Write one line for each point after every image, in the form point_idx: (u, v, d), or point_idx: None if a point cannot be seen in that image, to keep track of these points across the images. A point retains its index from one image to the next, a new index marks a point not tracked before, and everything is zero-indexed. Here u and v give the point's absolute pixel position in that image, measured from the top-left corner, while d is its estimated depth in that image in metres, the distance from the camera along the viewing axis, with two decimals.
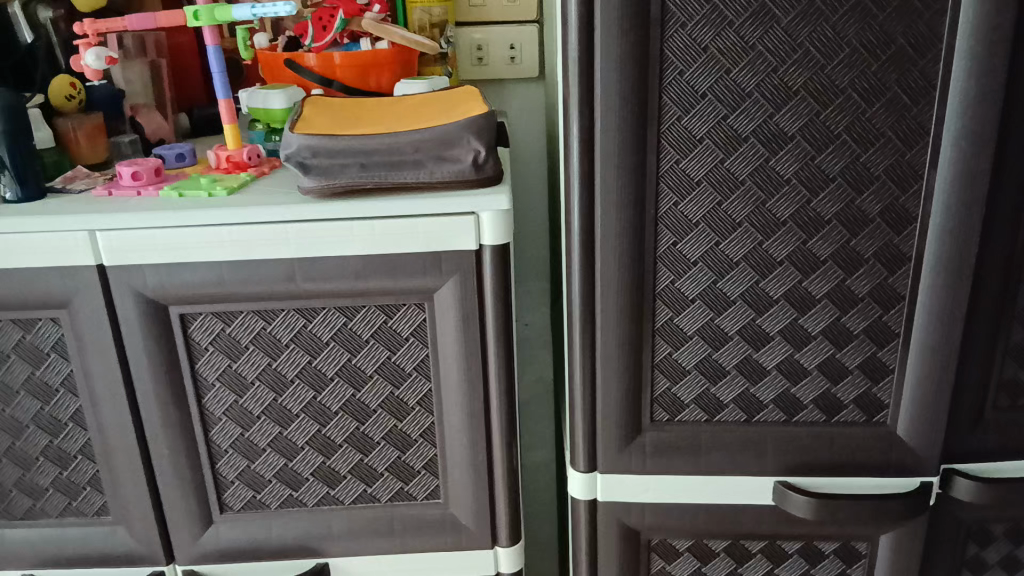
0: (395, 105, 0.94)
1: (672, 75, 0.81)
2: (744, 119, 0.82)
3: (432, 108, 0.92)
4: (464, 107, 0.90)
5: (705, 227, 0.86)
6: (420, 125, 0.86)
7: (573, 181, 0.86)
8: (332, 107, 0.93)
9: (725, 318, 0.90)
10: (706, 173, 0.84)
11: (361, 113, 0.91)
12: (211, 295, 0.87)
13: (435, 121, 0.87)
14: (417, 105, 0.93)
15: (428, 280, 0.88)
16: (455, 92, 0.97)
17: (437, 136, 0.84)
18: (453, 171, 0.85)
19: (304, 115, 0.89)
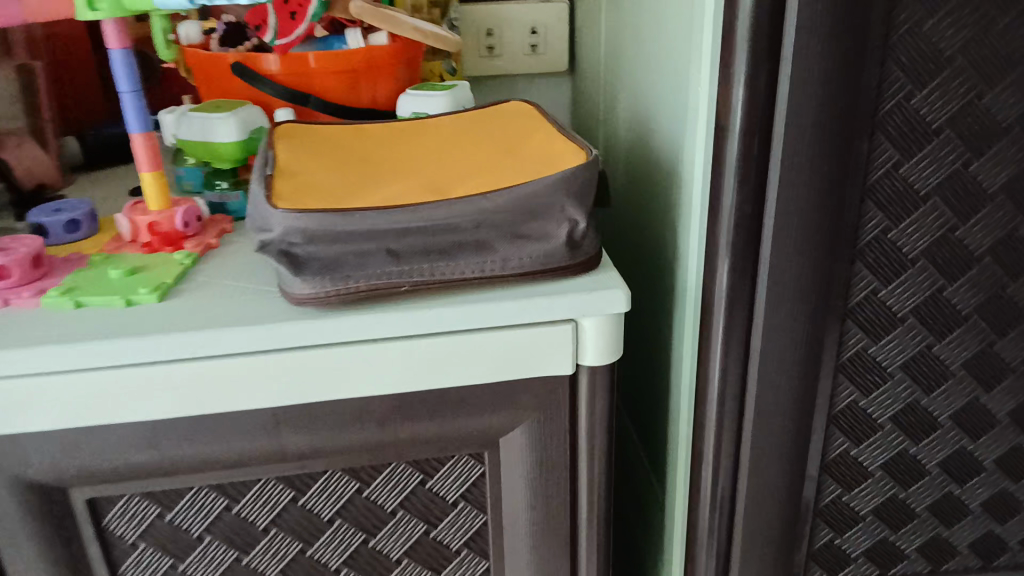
0: (420, 141, 0.61)
1: (892, 100, 0.51)
2: (994, 167, 0.53)
3: (485, 145, 0.59)
4: (538, 146, 0.58)
5: (915, 323, 0.57)
6: (485, 183, 0.53)
7: (716, 266, 0.55)
8: (318, 147, 0.59)
9: (926, 447, 0.62)
10: (927, 246, 0.55)
11: (371, 158, 0.58)
12: (140, 471, 0.53)
13: (507, 173, 0.54)
14: (457, 141, 0.60)
15: (495, 421, 0.56)
16: (504, 116, 0.64)
17: (518, 204, 0.51)
18: (539, 255, 0.53)
19: (279, 167, 0.55)
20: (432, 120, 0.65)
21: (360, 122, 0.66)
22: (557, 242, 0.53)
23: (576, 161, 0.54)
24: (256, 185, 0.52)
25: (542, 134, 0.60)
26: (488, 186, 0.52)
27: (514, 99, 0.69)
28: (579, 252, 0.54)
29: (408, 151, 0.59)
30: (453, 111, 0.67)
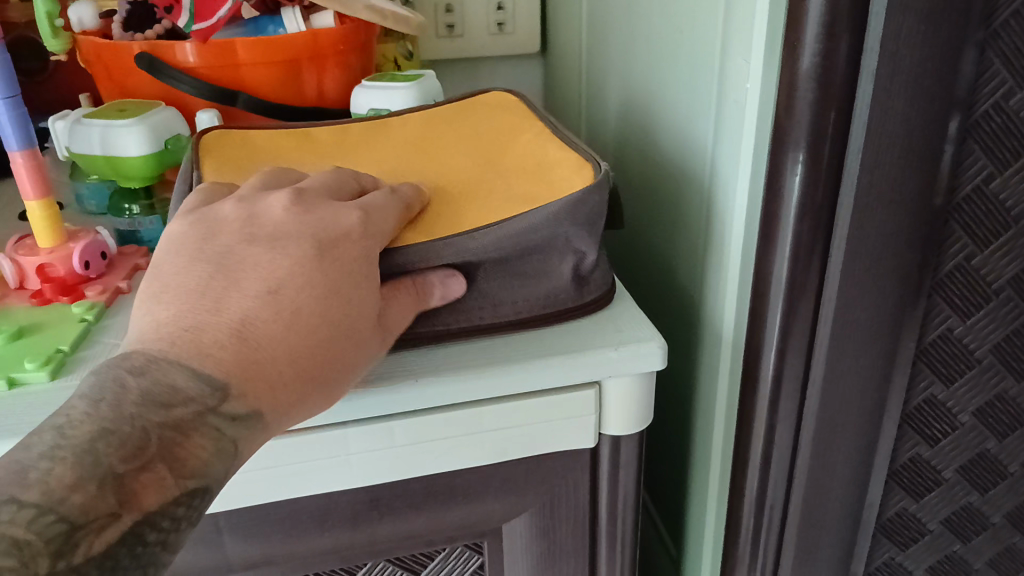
0: (388, 155, 0.49)
1: (991, 100, 0.41)
2: None
3: (472, 162, 0.47)
4: (539, 161, 0.46)
5: (993, 364, 0.48)
6: (475, 216, 0.41)
7: (766, 306, 0.44)
8: (258, 159, 0.47)
9: (992, 498, 0.53)
10: (1013, 276, 0.46)
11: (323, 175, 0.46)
12: None
13: (502, 200, 0.42)
14: (437, 157, 0.48)
15: (498, 505, 0.44)
16: (492, 118, 0.53)
17: (512, 238, 0.40)
18: (539, 297, 0.42)
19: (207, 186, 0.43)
20: (396, 120, 0.53)
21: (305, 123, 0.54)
22: (556, 284, 0.42)
23: (582, 178, 0.42)
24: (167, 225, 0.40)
25: (541, 141, 0.48)
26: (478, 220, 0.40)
27: (490, 92, 0.57)
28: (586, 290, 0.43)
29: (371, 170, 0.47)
30: (419, 107, 0.55)
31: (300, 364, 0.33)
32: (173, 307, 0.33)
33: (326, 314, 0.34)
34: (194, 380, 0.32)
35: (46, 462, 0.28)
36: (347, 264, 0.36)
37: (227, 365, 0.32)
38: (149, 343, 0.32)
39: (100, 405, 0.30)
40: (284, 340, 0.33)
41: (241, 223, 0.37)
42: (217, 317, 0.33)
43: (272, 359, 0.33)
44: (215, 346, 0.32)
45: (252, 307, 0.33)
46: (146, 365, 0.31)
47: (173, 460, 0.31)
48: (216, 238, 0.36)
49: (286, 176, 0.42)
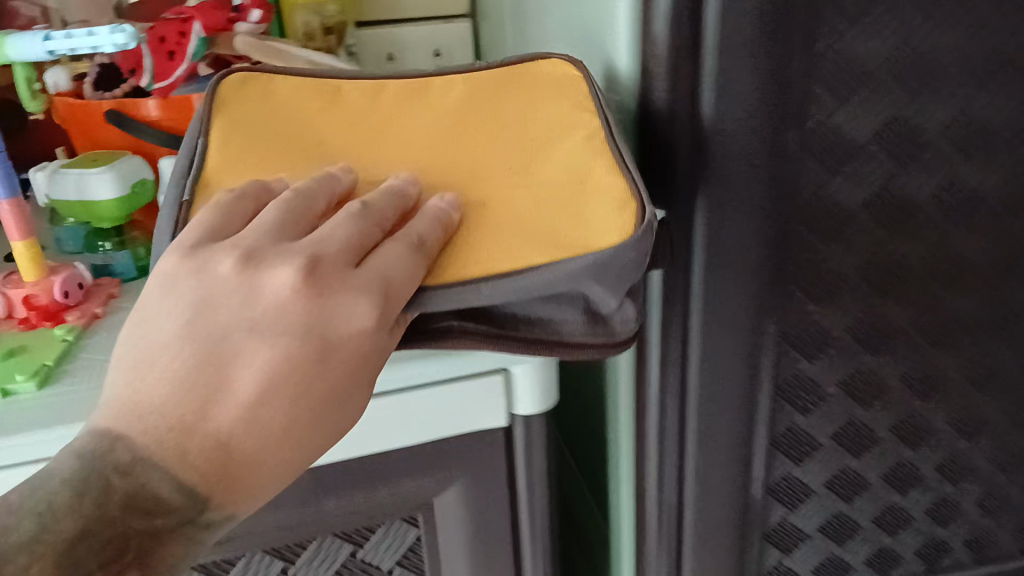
0: (421, 124, 0.52)
1: (817, 118, 0.49)
2: (921, 178, 0.52)
3: (512, 168, 0.49)
4: (580, 179, 0.47)
5: (851, 342, 0.56)
6: (501, 248, 0.44)
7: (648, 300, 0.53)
8: (269, 127, 0.51)
9: (867, 463, 0.60)
10: (859, 265, 0.53)
11: (353, 162, 0.49)
12: None
13: (538, 230, 0.44)
14: (477, 155, 0.50)
15: (428, 482, 0.52)
16: (541, 108, 0.53)
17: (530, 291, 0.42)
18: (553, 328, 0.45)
19: (203, 179, 0.47)
20: (438, 84, 0.56)
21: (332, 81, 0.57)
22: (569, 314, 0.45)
23: (616, 233, 0.43)
24: (167, 218, 0.45)
25: (579, 145, 0.49)
26: (497, 263, 0.43)
27: (552, 60, 0.56)
28: (610, 328, 0.46)
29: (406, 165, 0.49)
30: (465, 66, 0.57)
31: (277, 469, 0.38)
32: (147, 365, 0.37)
33: (313, 419, 0.38)
34: (175, 491, 0.36)
35: (27, 554, 0.34)
36: (332, 347, 0.38)
37: (204, 477, 0.36)
38: (135, 435, 0.36)
39: (84, 501, 0.35)
40: (268, 450, 0.37)
41: (220, 282, 0.38)
42: (208, 423, 0.36)
43: (249, 474, 0.37)
44: (199, 457, 0.36)
45: (237, 426, 0.37)
46: (132, 466, 0.36)
47: (146, 561, 0.36)
48: (217, 311, 0.38)
49: (303, 208, 0.42)
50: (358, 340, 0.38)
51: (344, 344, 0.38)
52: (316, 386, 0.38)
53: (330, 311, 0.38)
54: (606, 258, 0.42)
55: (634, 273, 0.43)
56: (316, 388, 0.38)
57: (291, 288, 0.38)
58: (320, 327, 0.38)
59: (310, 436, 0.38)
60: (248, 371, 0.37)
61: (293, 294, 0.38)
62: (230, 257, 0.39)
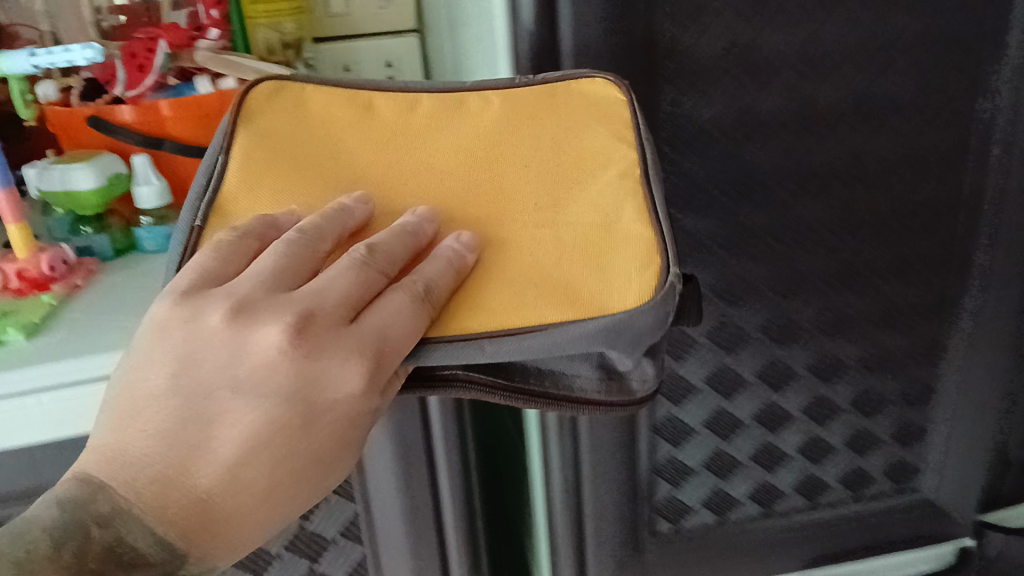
0: (449, 145, 0.57)
1: (665, 106, 0.59)
2: (760, 153, 0.61)
3: (538, 203, 0.54)
4: (610, 224, 0.53)
5: (713, 296, 0.66)
6: (513, 298, 0.49)
7: None
8: (299, 157, 0.56)
9: (737, 403, 0.71)
10: (713, 229, 0.63)
11: (377, 187, 0.55)
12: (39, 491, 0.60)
13: (559, 280, 0.50)
14: (505, 183, 0.55)
15: None
16: (574, 138, 0.58)
17: (538, 349, 0.48)
18: (566, 381, 0.54)
19: (218, 205, 0.53)
20: (473, 102, 0.60)
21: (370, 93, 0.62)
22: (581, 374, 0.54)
23: (627, 299, 0.49)
24: (181, 241, 0.51)
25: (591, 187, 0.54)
26: (510, 319, 0.48)
27: (596, 78, 0.58)
28: (624, 387, 0.54)
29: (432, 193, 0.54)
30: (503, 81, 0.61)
31: (257, 520, 0.43)
32: (133, 416, 0.43)
33: (301, 475, 0.44)
34: (152, 544, 0.41)
35: None
36: (318, 411, 0.43)
37: (178, 528, 0.41)
38: (115, 487, 0.41)
39: (62, 552, 0.40)
40: (249, 508, 0.43)
41: (215, 335, 0.43)
42: (194, 479, 0.42)
43: (224, 524, 0.42)
44: (178, 509, 0.42)
45: (212, 486, 0.42)
46: (109, 518, 0.41)
47: None
48: (206, 360, 0.43)
49: (310, 249, 0.47)
50: (358, 398, 0.44)
51: (333, 408, 0.44)
52: (302, 447, 0.43)
53: (321, 371, 0.43)
54: (619, 324, 0.48)
55: (648, 336, 0.49)
56: (298, 450, 0.43)
57: (279, 346, 0.43)
58: (313, 390, 0.43)
59: (289, 492, 0.44)
60: (230, 432, 0.42)
61: (284, 352, 0.43)
62: (220, 310, 0.44)
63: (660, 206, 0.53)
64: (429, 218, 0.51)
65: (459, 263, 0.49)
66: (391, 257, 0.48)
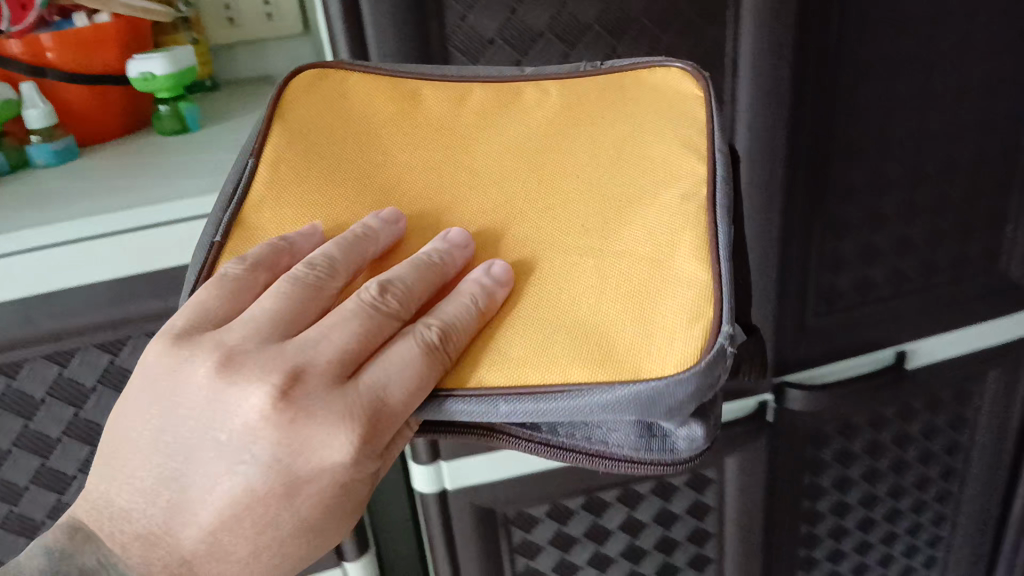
0: (493, 150, 0.60)
1: (454, 21, 0.72)
2: (540, 59, 0.75)
3: (587, 225, 0.55)
4: (663, 258, 0.52)
5: None
6: (539, 340, 0.50)
7: None
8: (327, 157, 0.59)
9: None
10: None
11: (416, 192, 0.58)
12: None
13: (601, 333, 0.49)
14: (557, 197, 0.56)
15: None
16: (645, 156, 0.57)
17: (561, 413, 0.48)
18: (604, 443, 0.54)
19: (238, 219, 0.56)
20: (530, 93, 0.62)
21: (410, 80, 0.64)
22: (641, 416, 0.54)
23: (669, 364, 0.47)
24: (199, 252, 0.55)
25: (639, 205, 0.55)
26: (543, 372, 0.48)
27: (669, 68, 0.62)
28: (672, 448, 0.52)
29: (478, 211, 0.57)
30: (562, 73, 0.63)
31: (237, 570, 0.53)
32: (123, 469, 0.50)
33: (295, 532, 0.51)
34: None
35: None
36: (301, 481, 0.48)
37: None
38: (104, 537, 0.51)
39: None
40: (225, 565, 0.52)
41: (237, 360, 0.48)
42: (181, 530, 0.50)
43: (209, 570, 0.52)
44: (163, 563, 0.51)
45: (194, 546, 0.50)
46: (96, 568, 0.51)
47: None
48: (209, 406, 0.48)
49: (318, 290, 0.51)
50: (347, 467, 0.48)
51: (319, 476, 0.48)
52: (281, 515, 0.50)
53: (310, 434, 0.47)
54: (650, 398, 0.47)
55: (688, 405, 0.47)
56: (280, 517, 0.50)
57: (264, 407, 0.46)
58: (300, 458, 0.48)
59: (268, 553, 0.52)
60: (209, 498, 0.49)
61: (267, 418, 0.46)
62: (212, 358, 0.48)
63: (725, 248, 0.51)
64: (461, 243, 0.53)
65: (489, 296, 0.50)
66: (407, 291, 0.50)
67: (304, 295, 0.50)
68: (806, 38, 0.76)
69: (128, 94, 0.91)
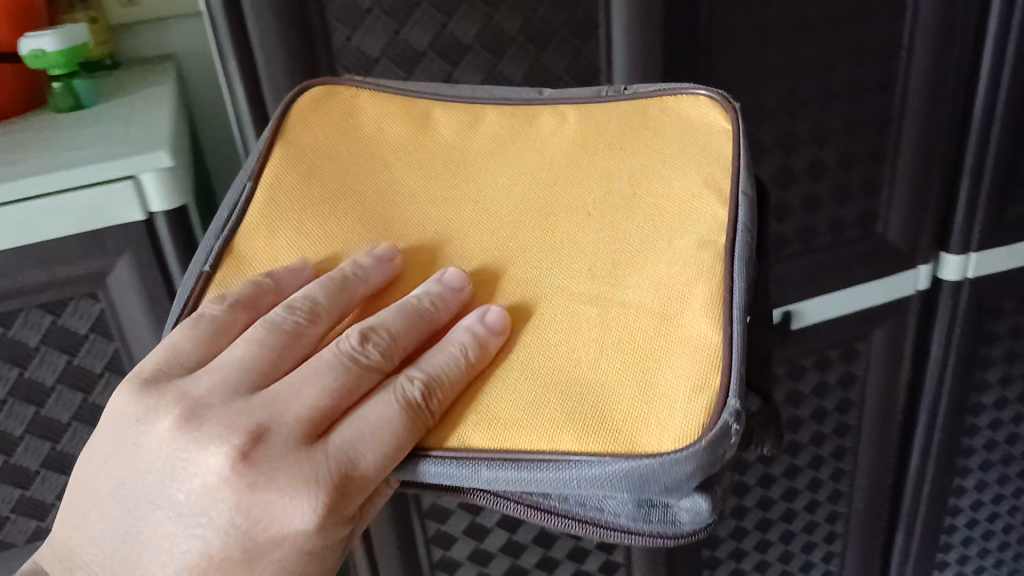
0: (502, 182, 0.62)
1: None
2: (418, 31, 0.75)
3: (591, 271, 0.56)
4: (669, 314, 0.52)
5: None
6: (529, 402, 0.49)
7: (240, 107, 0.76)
8: (323, 188, 0.62)
9: None
10: None
11: (424, 216, 0.61)
12: None
13: (598, 393, 0.49)
14: (561, 231, 0.59)
15: (95, 262, 0.74)
16: (657, 198, 0.59)
17: (547, 483, 0.47)
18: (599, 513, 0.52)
19: (231, 244, 0.59)
20: (546, 119, 0.66)
21: (426, 103, 0.68)
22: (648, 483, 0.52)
23: (667, 439, 0.46)
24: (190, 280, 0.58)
25: (642, 248, 0.57)
26: (538, 442, 0.48)
27: (698, 96, 0.65)
28: (675, 521, 0.50)
29: (474, 248, 0.58)
30: (572, 102, 0.67)
31: None
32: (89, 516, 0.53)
33: None
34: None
35: None
36: (259, 547, 0.49)
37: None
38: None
39: None
40: None
41: (208, 410, 0.49)
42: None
43: None
44: None
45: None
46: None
47: None
48: (176, 460, 0.49)
49: (297, 338, 0.52)
50: (314, 535, 0.48)
51: (277, 544, 0.48)
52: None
53: (269, 497, 0.47)
54: (644, 476, 0.45)
55: (685, 483, 0.46)
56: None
57: (226, 467, 0.47)
58: (258, 525, 0.48)
59: None
60: (167, 557, 0.50)
61: (228, 478, 0.47)
62: (178, 409, 0.49)
63: (737, 307, 0.51)
64: (456, 286, 0.54)
65: (483, 347, 0.51)
66: (385, 351, 0.51)
67: (282, 342, 0.52)
68: (676, 5, 0.79)
69: (20, 69, 0.89)
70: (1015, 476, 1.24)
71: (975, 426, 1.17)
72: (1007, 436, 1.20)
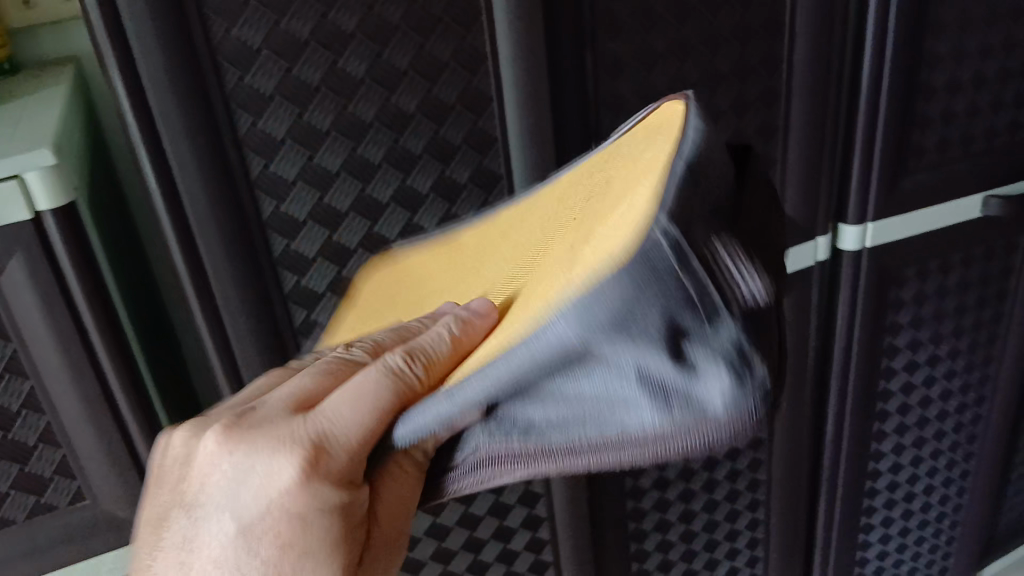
0: (509, 245, 0.66)
1: None
2: (298, 22, 0.73)
3: (570, 229, 0.54)
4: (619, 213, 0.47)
5: (292, 143, 0.77)
6: (488, 341, 0.49)
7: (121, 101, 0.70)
8: (378, 306, 0.77)
9: (341, 233, 0.82)
10: (277, 86, 0.74)
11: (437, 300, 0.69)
12: None
13: (550, 291, 0.46)
14: (553, 234, 0.57)
15: None
16: (635, 151, 0.55)
17: (500, 389, 0.44)
18: (628, 431, 0.43)
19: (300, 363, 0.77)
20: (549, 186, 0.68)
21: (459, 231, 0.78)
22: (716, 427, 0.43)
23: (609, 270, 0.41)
24: None
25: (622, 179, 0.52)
26: (484, 357, 0.47)
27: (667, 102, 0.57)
28: (703, 392, 0.40)
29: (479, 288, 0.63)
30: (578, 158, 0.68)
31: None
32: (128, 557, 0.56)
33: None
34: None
35: None
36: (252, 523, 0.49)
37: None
38: None
39: None
40: None
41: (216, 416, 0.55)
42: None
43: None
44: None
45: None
46: None
47: None
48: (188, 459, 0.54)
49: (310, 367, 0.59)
50: (300, 495, 0.48)
51: (264, 506, 0.49)
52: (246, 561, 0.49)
53: (253, 460, 0.50)
54: (593, 310, 0.41)
55: (639, 321, 0.40)
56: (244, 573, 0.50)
57: (218, 441, 0.51)
58: (245, 488, 0.50)
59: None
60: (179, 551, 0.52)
61: (219, 449, 0.51)
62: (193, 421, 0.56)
63: (679, 163, 0.44)
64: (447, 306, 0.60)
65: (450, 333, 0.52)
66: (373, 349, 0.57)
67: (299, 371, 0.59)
68: None
69: None
70: (928, 436, 1.31)
71: (888, 390, 1.22)
72: (920, 398, 1.26)
